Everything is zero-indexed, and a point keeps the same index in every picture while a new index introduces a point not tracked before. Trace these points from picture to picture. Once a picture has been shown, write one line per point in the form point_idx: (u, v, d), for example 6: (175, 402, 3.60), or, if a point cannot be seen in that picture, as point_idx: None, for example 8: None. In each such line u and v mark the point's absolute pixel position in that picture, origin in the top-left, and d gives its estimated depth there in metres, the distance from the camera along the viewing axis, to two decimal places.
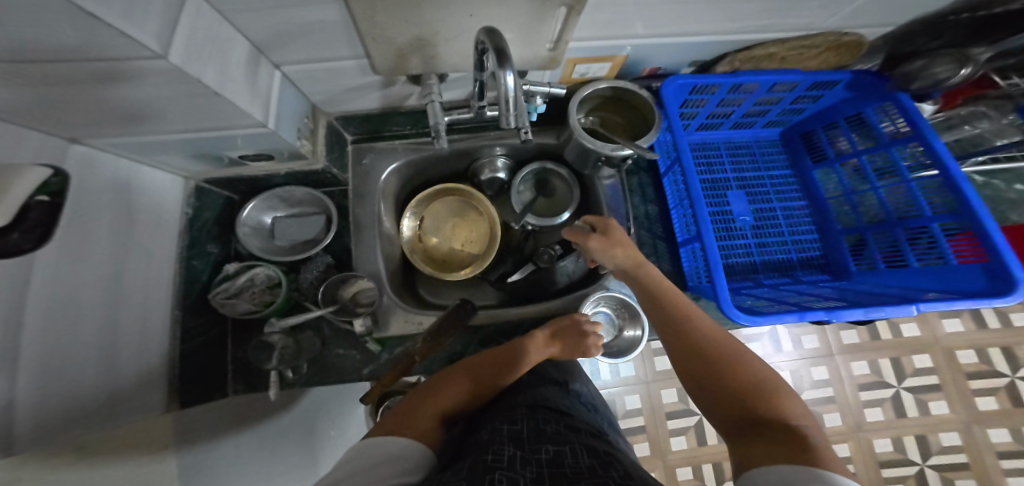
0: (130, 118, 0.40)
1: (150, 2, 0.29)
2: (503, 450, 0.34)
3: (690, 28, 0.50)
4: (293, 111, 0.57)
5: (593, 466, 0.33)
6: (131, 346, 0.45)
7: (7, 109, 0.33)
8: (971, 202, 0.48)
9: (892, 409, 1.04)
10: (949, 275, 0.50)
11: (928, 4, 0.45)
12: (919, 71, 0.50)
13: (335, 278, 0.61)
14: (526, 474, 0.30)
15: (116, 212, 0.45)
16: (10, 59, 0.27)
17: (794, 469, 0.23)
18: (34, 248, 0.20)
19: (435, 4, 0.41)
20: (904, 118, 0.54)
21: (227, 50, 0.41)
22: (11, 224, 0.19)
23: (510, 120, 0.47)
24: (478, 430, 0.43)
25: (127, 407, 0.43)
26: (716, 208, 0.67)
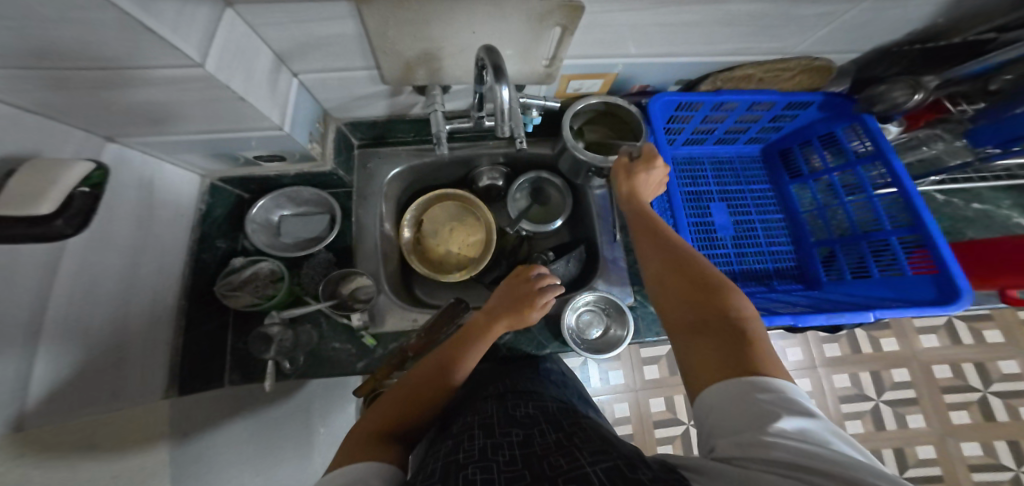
0: (164, 114, 0.45)
1: (189, 18, 0.35)
2: (474, 439, 0.39)
3: (672, 49, 0.57)
4: (307, 116, 0.63)
5: (559, 440, 0.37)
6: (141, 321, 0.50)
7: (57, 102, 0.39)
8: (924, 217, 0.53)
9: (872, 422, 1.10)
10: (906, 284, 0.55)
11: (879, 33, 0.52)
12: (881, 94, 0.56)
13: (336, 274, 0.67)
14: (498, 458, 0.34)
15: (136, 200, 0.51)
16: (96, 55, 0.33)
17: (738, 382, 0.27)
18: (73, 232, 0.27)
19: (440, 21, 0.48)
20: (869, 139, 0.61)
21: (254, 59, 0.47)
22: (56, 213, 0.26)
23: (504, 127, 0.52)
24: (451, 425, 0.48)
25: (128, 376, 0.47)
26: (699, 219, 0.73)
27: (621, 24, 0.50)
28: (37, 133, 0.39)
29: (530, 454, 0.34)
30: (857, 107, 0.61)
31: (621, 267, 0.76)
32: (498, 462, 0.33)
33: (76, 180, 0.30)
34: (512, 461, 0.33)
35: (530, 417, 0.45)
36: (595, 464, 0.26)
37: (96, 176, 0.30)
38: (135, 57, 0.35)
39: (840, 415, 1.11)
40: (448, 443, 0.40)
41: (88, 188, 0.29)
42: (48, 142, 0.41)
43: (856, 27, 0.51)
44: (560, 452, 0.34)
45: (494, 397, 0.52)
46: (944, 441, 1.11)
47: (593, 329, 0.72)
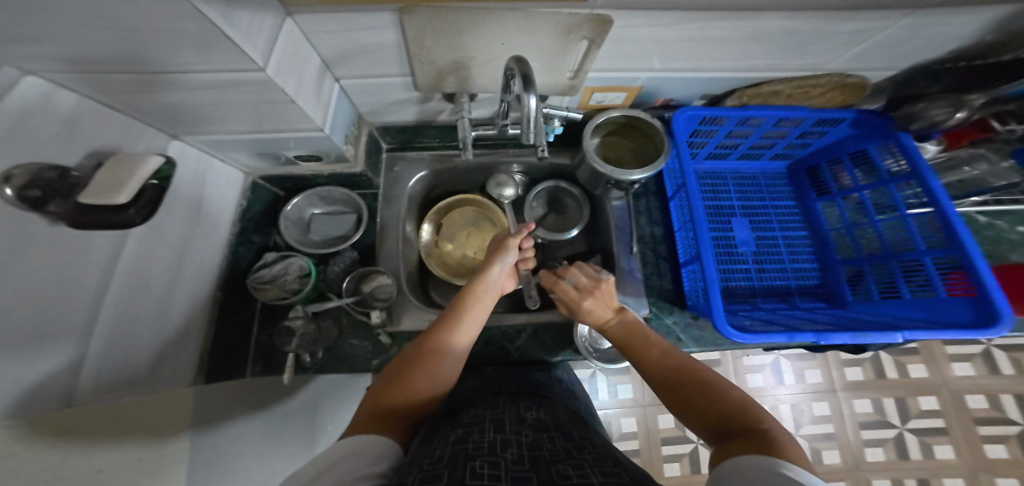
0: (231, 116, 0.50)
1: (259, 29, 0.39)
2: (483, 433, 0.38)
3: (699, 64, 0.59)
4: (344, 119, 0.66)
5: (569, 450, 0.37)
6: (181, 305, 0.54)
7: (130, 101, 0.43)
8: (961, 238, 0.53)
9: (893, 450, 1.08)
10: (939, 307, 0.55)
11: (911, 53, 0.53)
12: (919, 112, 0.55)
13: (360, 272, 0.70)
14: (507, 455, 0.33)
15: (189, 193, 0.55)
16: (179, 56, 0.37)
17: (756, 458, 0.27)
18: (139, 221, 0.36)
19: (472, 33, 0.51)
20: (904, 157, 0.61)
21: (305, 64, 0.51)
22: (130, 205, 0.36)
23: (529, 135, 0.54)
24: (458, 414, 0.48)
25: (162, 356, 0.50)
26: (719, 232, 0.74)
27: (649, 39, 0.52)
28: (115, 127, 0.44)
29: (540, 457, 0.34)
30: (893, 124, 0.61)
31: (637, 277, 0.77)
32: (506, 459, 0.33)
33: (143, 175, 0.37)
34: (520, 460, 0.33)
35: (540, 421, 0.45)
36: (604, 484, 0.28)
37: (165, 171, 0.41)
38: (205, 62, 0.38)
39: (859, 441, 1.09)
40: (456, 431, 0.39)
41: (157, 181, 0.39)
42: (130, 138, 0.46)
43: (891, 45, 0.51)
44: (569, 462, 0.33)
45: (506, 397, 0.52)
46: (976, 475, 1.07)
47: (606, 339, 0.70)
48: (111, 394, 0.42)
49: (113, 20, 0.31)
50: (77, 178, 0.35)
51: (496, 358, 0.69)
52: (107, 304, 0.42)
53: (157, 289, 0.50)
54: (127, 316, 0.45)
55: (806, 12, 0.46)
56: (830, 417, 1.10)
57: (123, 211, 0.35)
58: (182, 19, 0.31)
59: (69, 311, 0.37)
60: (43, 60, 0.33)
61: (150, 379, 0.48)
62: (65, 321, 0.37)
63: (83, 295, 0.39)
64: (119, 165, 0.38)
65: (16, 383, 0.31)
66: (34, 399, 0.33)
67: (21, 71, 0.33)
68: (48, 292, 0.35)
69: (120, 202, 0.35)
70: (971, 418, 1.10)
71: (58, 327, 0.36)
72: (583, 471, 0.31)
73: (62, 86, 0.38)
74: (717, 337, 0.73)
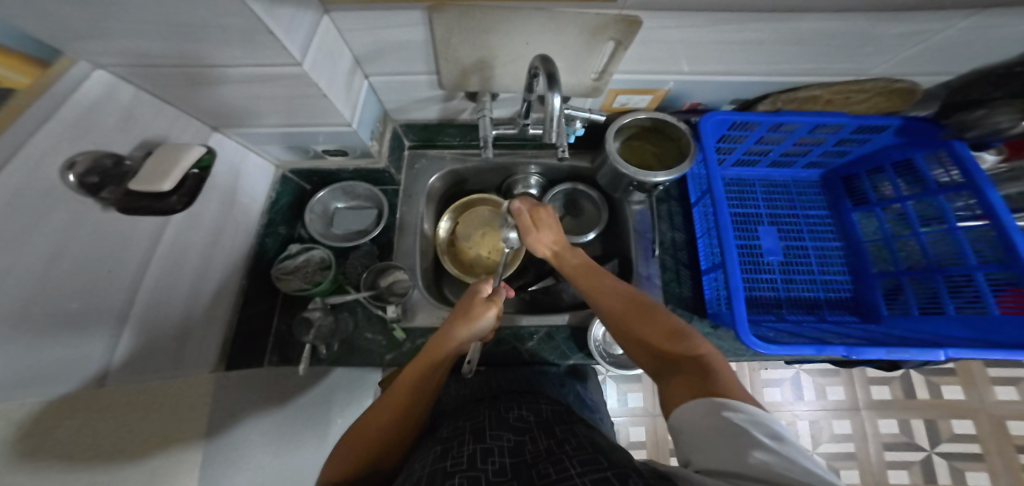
0: (270, 110, 0.52)
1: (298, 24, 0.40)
2: (463, 445, 0.40)
3: (734, 68, 0.58)
4: (371, 116, 0.67)
5: (550, 446, 0.38)
6: (211, 290, 0.55)
7: (173, 92, 0.45)
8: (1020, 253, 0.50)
9: (920, 473, 1.04)
10: (987, 325, 0.52)
11: (967, 58, 0.51)
12: (980, 118, 0.52)
13: (378, 266, 0.70)
14: (487, 467, 0.35)
15: (225, 182, 0.57)
16: (231, 50, 0.38)
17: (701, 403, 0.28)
18: (181, 208, 0.39)
19: (498, 31, 0.51)
20: (958, 167, 0.58)
21: (337, 60, 0.52)
22: (175, 192, 0.39)
23: (552, 134, 0.53)
24: (440, 428, 0.49)
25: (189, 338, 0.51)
26: (745, 240, 0.71)
27: (679, 40, 0.51)
28: (165, 119, 0.47)
29: (520, 463, 0.36)
30: (943, 133, 0.58)
31: (655, 284, 0.76)
32: (486, 472, 0.34)
33: (186, 164, 0.39)
34: (500, 471, 0.34)
35: (522, 421, 0.46)
36: (584, 476, 0.30)
37: (206, 160, 0.43)
38: (259, 57, 0.40)
39: (882, 463, 1.05)
40: (436, 449, 0.41)
41: (197, 170, 0.41)
42: (173, 128, 0.48)
43: (944, 48, 0.49)
44: (550, 459, 0.35)
45: (487, 401, 0.54)
46: None
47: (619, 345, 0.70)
48: (141, 376, 0.43)
49: (181, 16, 0.32)
50: (129, 166, 0.38)
51: (505, 358, 0.68)
52: (144, 285, 0.43)
53: (190, 274, 0.51)
54: (161, 299, 0.46)
55: (852, 14, 0.44)
56: (851, 436, 1.06)
57: (168, 197, 0.38)
58: (234, 17, 0.33)
59: (108, 291, 0.39)
60: (99, 47, 0.35)
61: (176, 363, 0.49)
62: (104, 300, 0.38)
63: (125, 277, 0.41)
64: (165, 154, 0.40)
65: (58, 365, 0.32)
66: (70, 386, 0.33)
67: (94, 66, 0.37)
68: (91, 272, 0.36)
69: (164, 190, 0.36)
70: (1010, 446, 1.06)
71: (95, 303, 0.37)
72: (563, 465, 0.33)
73: (111, 73, 0.39)
74: (737, 347, 0.71)
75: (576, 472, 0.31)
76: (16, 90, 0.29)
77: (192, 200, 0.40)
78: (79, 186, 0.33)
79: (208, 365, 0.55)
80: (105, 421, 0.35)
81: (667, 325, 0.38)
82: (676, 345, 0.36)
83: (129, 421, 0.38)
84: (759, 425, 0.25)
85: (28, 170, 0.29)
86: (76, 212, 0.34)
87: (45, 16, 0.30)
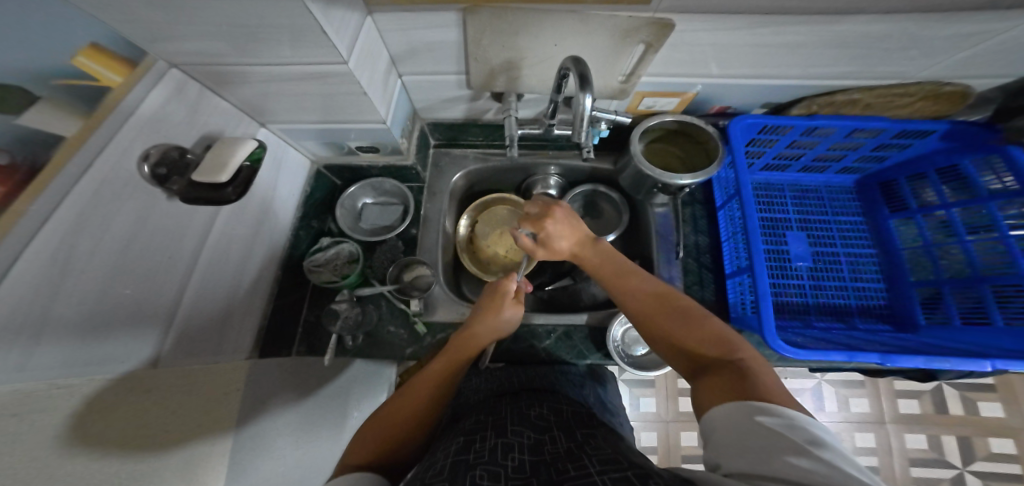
0: (311, 106, 0.54)
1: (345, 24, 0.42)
2: (485, 440, 0.41)
3: (767, 71, 0.57)
4: (402, 115, 0.69)
5: (570, 447, 0.39)
6: (252, 278, 0.58)
7: (226, 88, 0.48)
8: None
9: None
10: None
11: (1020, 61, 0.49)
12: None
13: (403, 260, 0.73)
14: (507, 463, 0.35)
15: (268, 176, 0.60)
16: (290, 50, 0.41)
17: (733, 405, 0.28)
18: (237, 197, 0.41)
19: (529, 33, 0.52)
20: (1013, 176, 0.56)
21: (376, 60, 0.54)
22: (229, 183, 0.40)
23: (580, 134, 0.55)
24: (461, 421, 0.50)
25: (231, 324, 0.53)
26: (773, 245, 0.71)
27: (709, 44, 0.52)
28: (222, 116, 0.50)
29: (540, 461, 0.36)
30: (996, 138, 0.56)
31: (677, 287, 0.76)
32: (507, 468, 0.35)
33: (242, 157, 0.41)
34: (520, 468, 0.35)
35: (543, 420, 0.47)
36: (603, 475, 0.31)
37: (258, 153, 0.44)
38: (313, 55, 0.42)
39: (909, 480, 1.02)
40: (457, 441, 0.42)
41: (250, 163, 0.43)
42: (227, 124, 0.51)
43: (993, 51, 0.48)
44: (569, 458, 0.36)
45: (508, 397, 0.54)
46: None
47: (638, 346, 0.70)
48: (187, 359, 0.45)
49: (241, 15, 0.34)
50: (193, 159, 0.40)
51: (524, 355, 0.69)
52: (196, 274, 0.46)
53: (234, 263, 0.54)
54: (210, 287, 0.49)
55: (898, 16, 0.43)
56: (874, 449, 1.03)
57: (224, 187, 0.39)
58: (294, 17, 0.35)
59: (166, 279, 0.41)
60: (176, 47, 0.38)
61: (217, 349, 0.51)
62: (164, 285, 0.41)
63: (180, 263, 0.43)
64: (225, 147, 0.41)
65: (121, 349, 0.35)
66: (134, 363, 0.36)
67: (167, 63, 0.40)
68: (154, 257, 0.39)
69: (221, 181, 0.39)
70: None
71: (154, 285, 0.39)
72: (582, 464, 0.34)
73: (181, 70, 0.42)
74: (762, 352, 0.70)
75: (594, 470, 0.32)
76: (111, 88, 0.32)
77: (245, 191, 0.42)
78: (151, 177, 0.36)
79: (244, 351, 0.57)
80: (166, 399, 0.38)
81: (708, 330, 0.38)
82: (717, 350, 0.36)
83: (185, 399, 0.40)
84: (795, 431, 0.25)
85: (111, 162, 0.32)
86: (148, 202, 0.37)
87: (127, 17, 0.32)
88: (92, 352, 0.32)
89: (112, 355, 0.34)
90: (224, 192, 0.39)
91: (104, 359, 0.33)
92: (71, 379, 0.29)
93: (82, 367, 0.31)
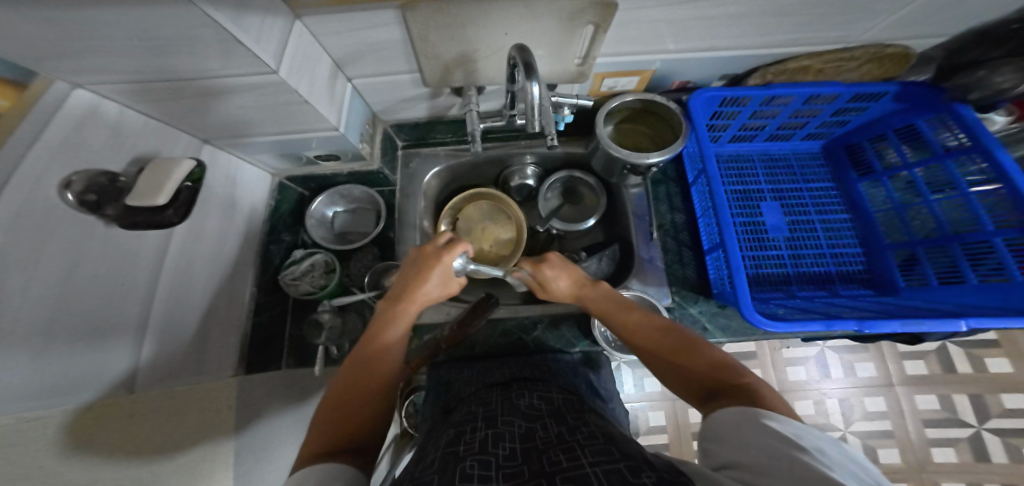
0: (245, 122, 0.51)
1: (270, 30, 0.39)
2: (475, 431, 0.39)
3: (720, 42, 0.55)
4: (359, 118, 0.66)
5: (561, 433, 0.37)
6: (223, 302, 0.56)
7: (169, 115, 0.46)
8: None
9: (968, 450, 0.99)
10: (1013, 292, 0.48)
11: (961, 16, 0.49)
12: (980, 80, 0.50)
13: (381, 266, 0.69)
14: (498, 452, 0.34)
15: (224, 197, 0.57)
16: (221, 73, 0.40)
17: (743, 411, 0.28)
18: (181, 218, 0.40)
19: (476, 25, 0.49)
20: (964, 132, 0.55)
21: (315, 65, 0.50)
22: (170, 205, 0.39)
23: (534, 124, 0.52)
24: (453, 413, 0.48)
25: (213, 345, 0.53)
26: (747, 218, 0.68)
27: (659, 20, 0.50)
28: (154, 133, 0.47)
29: (531, 448, 0.35)
30: (943, 96, 0.55)
31: (658, 267, 0.74)
32: (498, 457, 0.33)
33: (178, 178, 0.39)
34: (512, 456, 0.33)
35: (533, 408, 0.44)
36: (595, 467, 0.29)
37: (197, 173, 0.43)
38: (228, 67, 0.39)
39: (924, 440, 1.00)
40: (448, 433, 0.40)
41: (191, 183, 0.41)
42: (161, 144, 0.47)
43: (932, 10, 0.47)
44: (560, 447, 0.34)
45: (498, 388, 0.51)
46: None
47: None
48: (166, 383, 0.44)
49: (144, 39, 0.33)
50: (125, 182, 0.38)
51: (511, 349, 0.67)
52: (159, 297, 0.45)
53: (200, 289, 0.51)
54: (175, 310, 0.47)
55: None
56: (885, 413, 1.01)
57: (164, 211, 0.39)
58: (198, 28, 0.32)
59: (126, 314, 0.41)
60: (70, 65, 0.34)
61: (200, 368, 0.49)
62: (122, 318, 0.39)
63: (136, 291, 0.41)
64: (160, 167, 0.40)
65: (90, 377, 0.34)
66: (105, 391, 0.36)
67: (72, 85, 0.37)
68: (105, 288, 0.37)
69: (159, 204, 0.37)
70: None
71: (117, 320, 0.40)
72: (574, 454, 0.32)
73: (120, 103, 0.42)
74: (746, 326, 0.69)
75: (587, 461, 0.30)
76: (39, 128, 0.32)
77: (188, 212, 0.41)
78: (79, 205, 0.33)
79: (230, 369, 0.55)
80: (146, 424, 0.38)
81: (712, 358, 0.37)
82: (722, 375, 0.34)
83: (173, 421, 0.41)
84: (805, 437, 0.24)
85: (29, 191, 0.30)
86: (82, 231, 0.35)
87: (35, 55, 0.31)
88: (56, 378, 0.31)
89: (85, 379, 0.34)
90: (163, 216, 0.39)
91: (75, 385, 0.33)
92: (39, 410, 0.29)
93: (48, 398, 0.30)
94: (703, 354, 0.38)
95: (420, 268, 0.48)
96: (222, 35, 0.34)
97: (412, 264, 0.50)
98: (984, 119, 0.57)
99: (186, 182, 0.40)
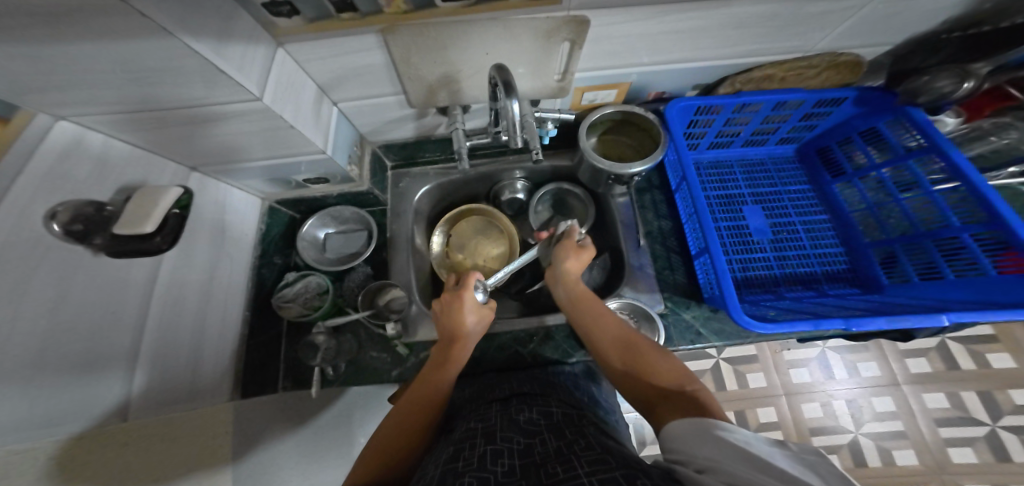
0: (231, 149, 0.52)
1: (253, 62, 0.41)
2: (475, 447, 0.38)
3: (689, 54, 0.58)
4: (346, 140, 0.67)
5: (560, 448, 0.36)
6: (216, 329, 0.55)
7: (158, 144, 0.48)
8: (1001, 212, 0.48)
9: (986, 449, 0.96)
10: (990, 286, 0.49)
11: (909, 26, 0.52)
12: (924, 85, 0.54)
13: (373, 286, 0.68)
14: (497, 468, 0.33)
15: (215, 222, 0.58)
16: (209, 103, 0.41)
17: (696, 420, 0.30)
18: (167, 246, 0.41)
19: (455, 46, 0.52)
20: (920, 133, 0.57)
21: (300, 91, 0.52)
22: (158, 233, 0.40)
23: (517, 140, 0.52)
24: (454, 428, 0.47)
25: (206, 370, 0.52)
26: (731, 222, 0.69)
27: (631, 34, 0.52)
28: (142, 163, 0.48)
29: (529, 465, 0.34)
30: (898, 100, 0.58)
31: (649, 273, 0.74)
32: (496, 473, 0.33)
33: (165, 205, 0.40)
34: (510, 473, 0.33)
35: (533, 423, 0.43)
36: (591, 476, 0.28)
37: (185, 200, 0.43)
38: (213, 96, 0.40)
39: (939, 440, 0.98)
40: (448, 449, 0.39)
41: (178, 210, 0.42)
42: (148, 172, 0.48)
43: (879, 20, 0.50)
44: (559, 460, 0.33)
45: (499, 403, 0.50)
46: None
47: None
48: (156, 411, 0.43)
49: (131, 73, 0.34)
50: (112, 212, 0.38)
51: (507, 364, 0.66)
52: (150, 325, 0.44)
53: (192, 315, 0.51)
54: (169, 334, 0.47)
55: None
56: (895, 413, 0.99)
57: (152, 238, 0.39)
58: (182, 59, 0.34)
59: None
60: (55, 97, 0.35)
61: (192, 393, 0.49)
62: (114, 345, 0.39)
63: (127, 318, 0.41)
64: (145, 196, 0.41)
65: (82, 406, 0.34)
66: (95, 420, 0.35)
67: (56, 117, 0.38)
68: (94, 315, 0.37)
69: (146, 231, 0.38)
70: None
71: None
72: (571, 466, 0.31)
73: (103, 133, 0.43)
74: (740, 330, 0.68)
75: (583, 471, 0.29)
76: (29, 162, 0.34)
77: (177, 239, 0.41)
78: (65, 235, 0.34)
79: (224, 395, 0.54)
80: (140, 452, 0.37)
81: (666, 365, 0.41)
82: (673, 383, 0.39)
83: (167, 447, 0.40)
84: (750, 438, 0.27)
85: (10, 222, 0.30)
86: (67, 260, 0.35)
87: (22, 88, 0.32)
88: (46, 410, 0.30)
89: (77, 407, 0.33)
90: (152, 244, 0.39)
91: (65, 416, 0.32)
92: (24, 442, 0.28)
93: (39, 428, 0.30)
94: (656, 363, 0.42)
95: (450, 306, 0.52)
96: (210, 67, 0.35)
97: (439, 304, 0.53)
98: (936, 120, 0.59)
99: (174, 208, 0.41)
